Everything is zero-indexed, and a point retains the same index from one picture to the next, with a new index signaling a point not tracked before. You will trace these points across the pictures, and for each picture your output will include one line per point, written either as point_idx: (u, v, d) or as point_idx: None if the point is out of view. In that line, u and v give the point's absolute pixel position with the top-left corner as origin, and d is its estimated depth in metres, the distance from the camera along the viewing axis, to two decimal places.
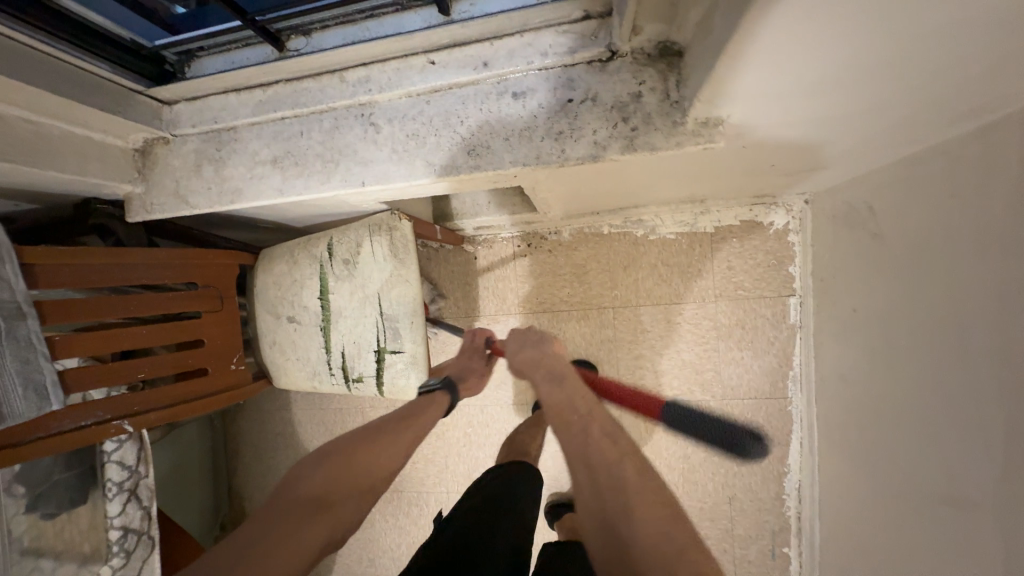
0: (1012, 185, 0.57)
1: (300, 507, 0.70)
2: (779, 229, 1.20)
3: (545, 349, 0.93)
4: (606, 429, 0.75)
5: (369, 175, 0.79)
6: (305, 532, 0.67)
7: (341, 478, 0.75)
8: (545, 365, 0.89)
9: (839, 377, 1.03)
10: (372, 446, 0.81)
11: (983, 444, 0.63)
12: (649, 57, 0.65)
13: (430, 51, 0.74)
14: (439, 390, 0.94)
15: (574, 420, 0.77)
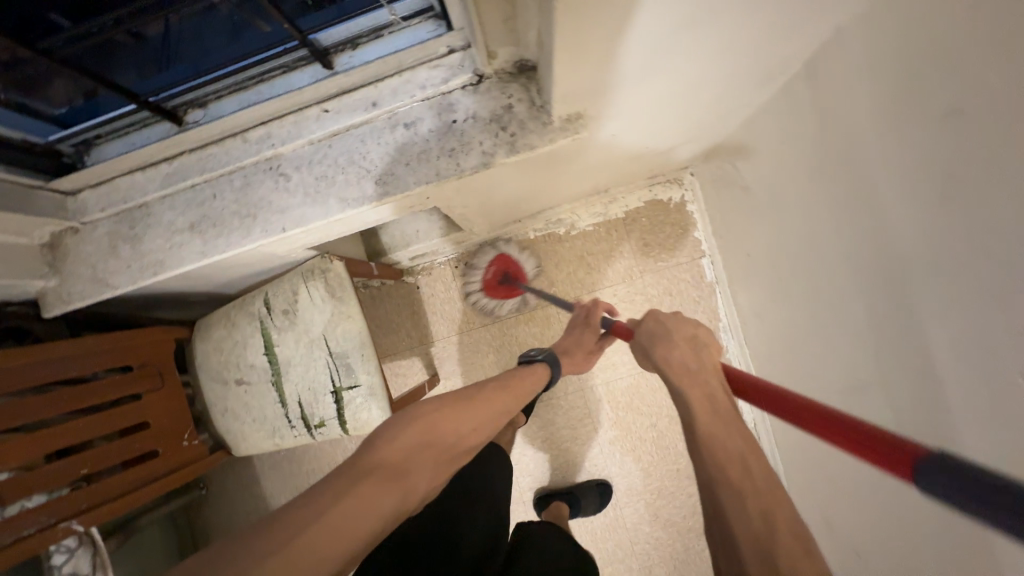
0: (838, 117, 0.71)
1: (379, 472, 0.61)
2: (678, 202, 1.35)
3: (702, 355, 0.66)
4: (798, 527, 0.46)
5: (286, 220, 0.72)
6: (378, 501, 0.57)
7: (426, 446, 0.68)
8: (701, 381, 0.62)
9: (757, 316, 1.19)
10: (460, 415, 0.76)
11: (884, 324, 0.74)
12: (512, 75, 0.68)
13: (323, 101, 0.71)
14: (543, 364, 0.96)
15: (752, 499, 0.48)
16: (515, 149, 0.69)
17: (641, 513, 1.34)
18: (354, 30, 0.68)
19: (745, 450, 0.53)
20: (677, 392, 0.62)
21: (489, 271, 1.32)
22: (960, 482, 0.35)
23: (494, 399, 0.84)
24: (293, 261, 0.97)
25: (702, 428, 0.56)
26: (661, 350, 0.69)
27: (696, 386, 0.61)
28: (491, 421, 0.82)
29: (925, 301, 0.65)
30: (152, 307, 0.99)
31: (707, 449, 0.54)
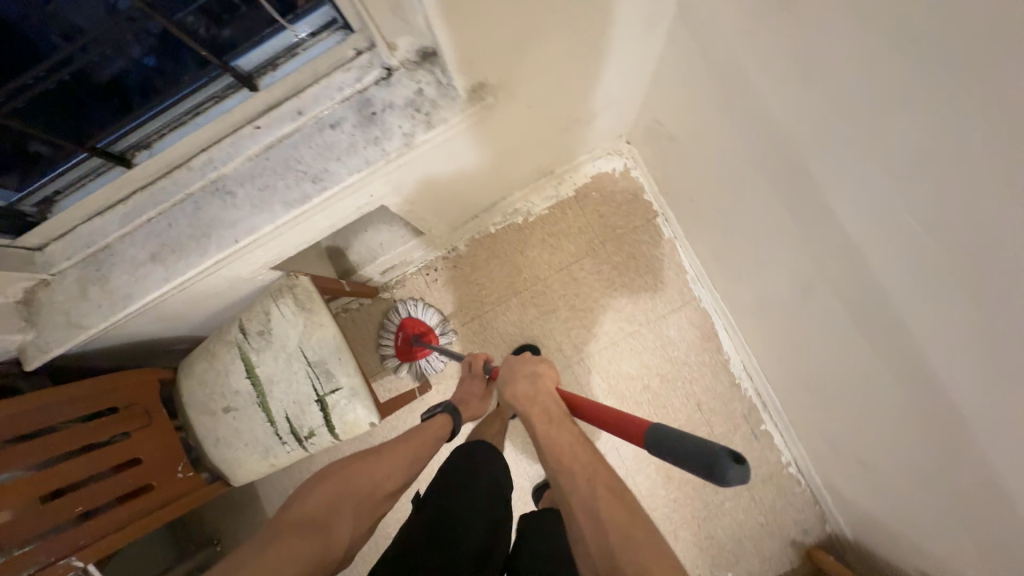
0: (719, 41, 0.78)
1: (301, 525, 0.75)
2: (621, 170, 1.42)
3: (540, 384, 0.90)
4: (611, 484, 0.73)
5: (238, 233, 0.78)
6: (305, 545, 0.72)
7: (343, 497, 0.83)
8: (541, 403, 0.88)
9: (715, 256, 1.23)
10: (371, 465, 0.89)
11: (810, 218, 0.78)
12: (417, 63, 0.76)
13: (253, 119, 0.77)
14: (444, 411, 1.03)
15: (579, 472, 0.76)
16: (433, 124, 0.76)
17: (654, 478, 1.33)
18: (271, 52, 0.75)
19: (575, 445, 0.80)
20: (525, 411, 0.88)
21: (399, 337, 1.37)
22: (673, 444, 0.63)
23: (405, 448, 0.94)
24: (260, 283, 1.02)
25: (541, 434, 0.83)
26: (506, 387, 0.93)
27: (534, 408, 0.88)
28: (409, 467, 0.93)
29: (829, 182, 0.70)
30: (134, 353, 1.03)
31: (548, 443, 0.82)
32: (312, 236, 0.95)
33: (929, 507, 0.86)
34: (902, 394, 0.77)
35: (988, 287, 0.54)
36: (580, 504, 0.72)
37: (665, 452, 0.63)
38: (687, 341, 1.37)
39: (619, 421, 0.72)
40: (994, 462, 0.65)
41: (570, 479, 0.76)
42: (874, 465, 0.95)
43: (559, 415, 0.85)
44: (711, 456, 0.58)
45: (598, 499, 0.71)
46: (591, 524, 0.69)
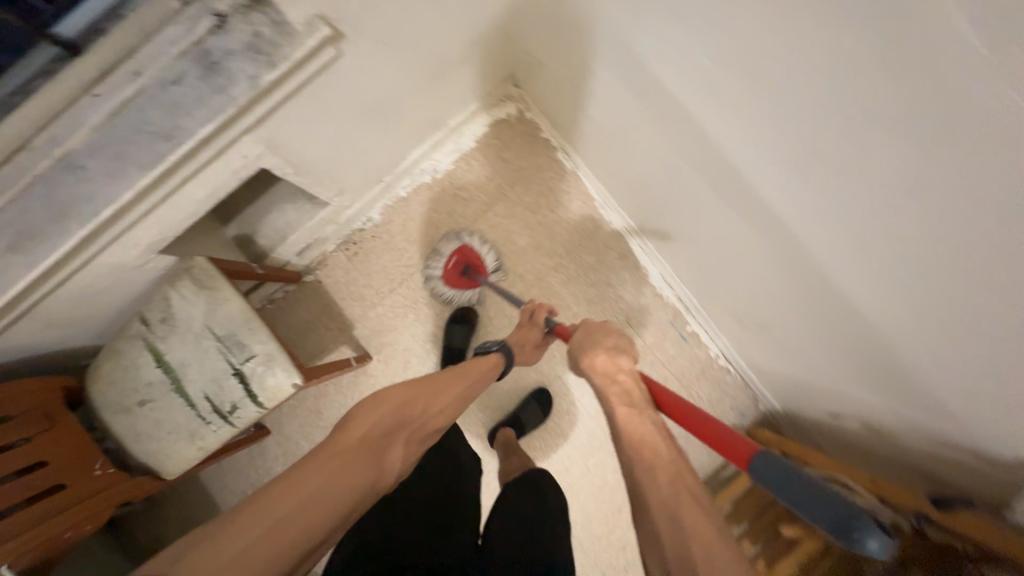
0: None
1: (361, 449, 0.73)
2: (516, 115, 1.44)
3: (619, 362, 0.89)
4: (694, 488, 0.67)
5: (99, 203, 0.78)
6: (363, 471, 0.70)
7: (401, 424, 0.80)
8: (617, 381, 0.85)
9: (609, 173, 1.28)
10: (426, 399, 0.86)
11: (660, 97, 0.83)
12: (248, 6, 0.73)
13: (92, 88, 0.73)
14: (499, 353, 1.04)
15: (661, 469, 0.69)
16: (275, 64, 0.78)
17: None
18: (94, 15, 0.72)
19: (661, 436, 0.74)
20: (600, 390, 0.86)
21: (451, 261, 1.37)
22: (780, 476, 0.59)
23: (457, 383, 0.92)
24: (154, 272, 0.99)
25: (618, 419, 0.79)
26: (586, 356, 0.91)
27: (615, 386, 0.85)
28: (456, 403, 0.90)
29: (671, 50, 0.73)
30: (29, 368, 0.98)
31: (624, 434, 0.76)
32: (194, 210, 0.93)
33: (805, 347, 0.95)
34: (767, 243, 0.84)
35: (793, 97, 0.59)
36: (659, 504, 0.66)
37: (780, 487, 0.59)
38: (607, 264, 1.42)
39: (720, 439, 0.69)
40: (848, 272, 0.72)
41: (649, 473, 0.69)
42: (770, 326, 1.03)
43: (641, 400, 0.82)
44: (848, 514, 0.53)
45: (679, 497, 0.65)
46: (668, 522, 0.64)
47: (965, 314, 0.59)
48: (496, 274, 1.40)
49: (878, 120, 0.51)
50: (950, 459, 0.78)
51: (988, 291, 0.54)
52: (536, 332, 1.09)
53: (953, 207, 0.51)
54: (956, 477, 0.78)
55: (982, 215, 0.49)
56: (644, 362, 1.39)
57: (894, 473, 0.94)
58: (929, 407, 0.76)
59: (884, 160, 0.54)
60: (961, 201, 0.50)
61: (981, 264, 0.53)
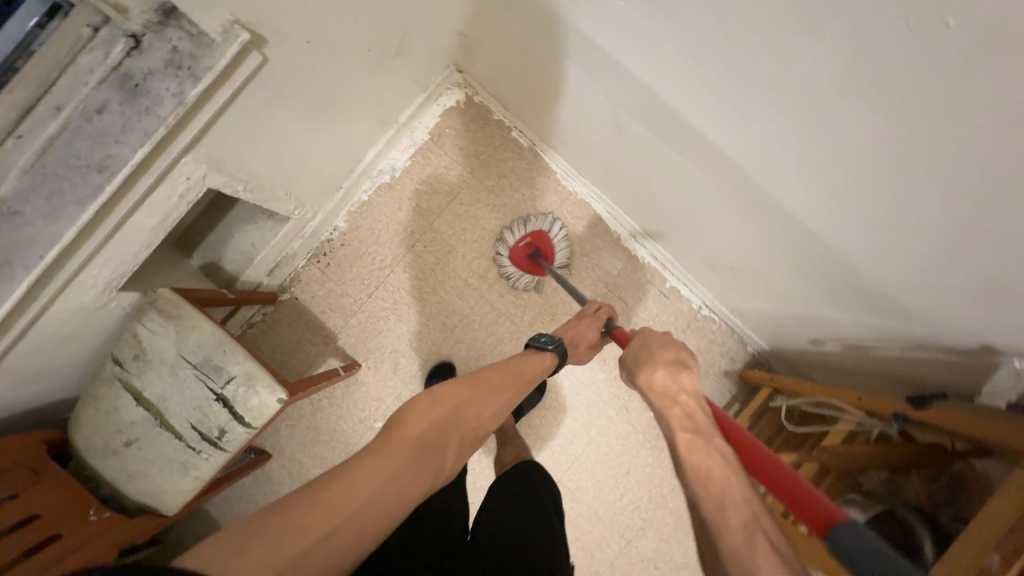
0: None
1: (420, 447, 0.72)
2: (465, 100, 1.43)
3: (683, 381, 0.82)
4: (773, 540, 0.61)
5: (39, 246, 0.75)
6: (421, 470, 0.70)
7: (454, 424, 0.78)
8: (680, 405, 0.79)
9: (563, 142, 1.27)
10: (479, 399, 0.84)
11: (591, 54, 0.84)
12: (162, 22, 0.73)
13: (13, 130, 0.73)
14: (553, 352, 1.00)
15: (733, 518, 0.63)
16: (198, 77, 0.75)
17: (592, 366, 1.40)
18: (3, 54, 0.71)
19: (729, 477, 0.68)
20: (659, 412, 0.80)
21: (524, 241, 1.38)
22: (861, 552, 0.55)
23: (508, 378, 0.92)
24: (119, 310, 0.98)
25: (680, 451, 0.73)
26: (644, 372, 0.86)
27: (677, 409, 0.79)
28: (506, 404, 0.89)
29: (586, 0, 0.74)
30: (9, 427, 0.96)
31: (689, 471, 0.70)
32: (146, 240, 0.92)
33: (776, 279, 0.96)
34: (719, 181, 0.85)
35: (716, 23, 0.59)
36: (731, 556, 0.61)
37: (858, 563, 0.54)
38: (579, 233, 1.42)
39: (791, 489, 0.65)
40: (802, 194, 0.72)
41: (720, 518, 0.64)
42: (741, 266, 1.04)
43: (707, 426, 0.76)
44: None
45: (753, 547, 0.60)
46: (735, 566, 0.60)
47: (932, 220, 0.59)
48: (563, 267, 1.40)
49: (805, 28, 0.51)
50: (924, 360, 0.80)
51: (922, 183, 0.56)
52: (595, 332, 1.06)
53: (874, 107, 0.53)
54: (930, 373, 0.82)
55: (899, 107, 0.51)
56: (629, 324, 1.40)
57: (877, 385, 0.97)
58: (893, 316, 0.78)
59: (799, 75, 0.56)
60: (874, 98, 0.52)
61: (918, 159, 0.54)
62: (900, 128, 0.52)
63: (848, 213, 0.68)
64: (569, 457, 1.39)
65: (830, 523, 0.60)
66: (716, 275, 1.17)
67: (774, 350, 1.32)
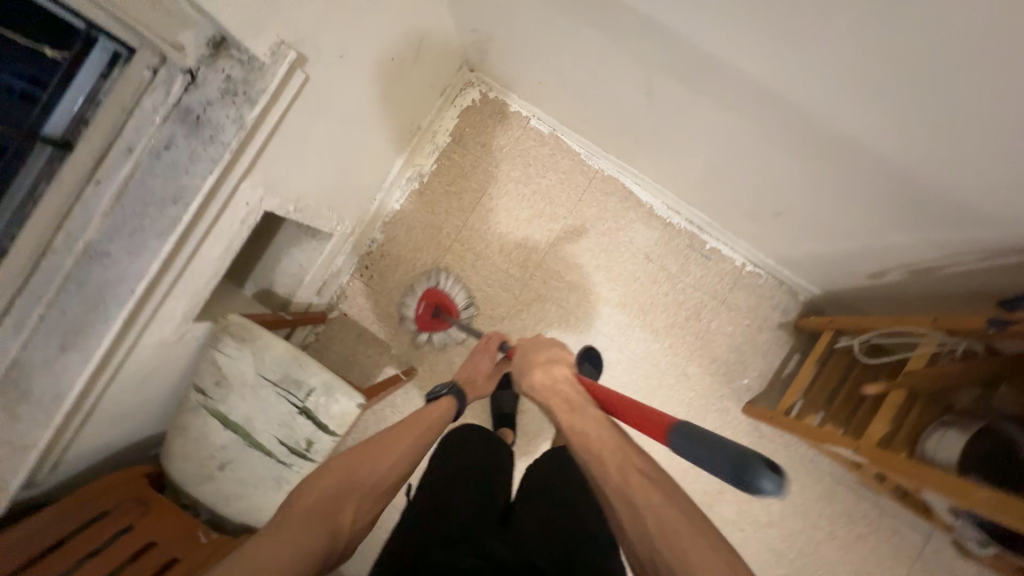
0: None
1: (299, 522, 0.67)
2: (480, 97, 1.46)
3: (555, 372, 0.89)
4: (639, 465, 0.67)
5: (130, 282, 0.79)
6: (302, 546, 0.64)
7: (344, 489, 0.73)
8: (557, 390, 0.86)
9: (585, 121, 1.29)
10: (374, 454, 0.78)
11: (610, 26, 0.87)
12: (213, 54, 0.78)
13: (92, 177, 0.78)
14: (448, 393, 1.01)
15: (608, 457, 0.69)
16: (254, 99, 0.78)
17: (645, 338, 1.41)
18: (74, 108, 0.76)
19: (600, 427, 0.74)
20: (541, 402, 0.87)
21: (421, 307, 1.38)
22: (691, 447, 0.63)
23: (412, 428, 0.86)
24: (195, 341, 1.01)
25: (563, 423, 0.79)
26: (522, 374, 0.93)
27: (554, 397, 0.84)
28: (414, 456, 0.83)
29: None
30: (109, 466, 1.01)
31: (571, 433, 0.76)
32: (214, 269, 0.95)
33: (825, 215, 0.97)
34: (758, 126, 0.86)
35: None
36: (614, 489, 0.66)
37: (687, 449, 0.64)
38: (611, 208, 1.43)
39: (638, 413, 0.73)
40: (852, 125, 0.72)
41: (599, 465, 0.69)
42: (787, 210, 1.04)
43: (579, 400, 0.81)
44: (743, 465, 0.57)
45: (626, 480, 0.66)
46: (621, 504, 0.64)
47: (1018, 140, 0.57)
48: (468, 310, 1.41)
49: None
50: (1003, 267, 0.80)
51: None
52: (489, 357, 1.11)
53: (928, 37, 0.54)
54: (1012, 280, 0.81)
55: (983, 18, 0.48)
56: (674, 291, 1.41)
57: (951, 302, 0.96)
58: (963, 229, 0.77)
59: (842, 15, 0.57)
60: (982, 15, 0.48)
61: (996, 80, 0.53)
62: (1002, 39, 0.49)
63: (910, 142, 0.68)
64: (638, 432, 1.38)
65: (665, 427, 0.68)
66: (761, 225, 1.17)
67: (826, 295, 1.32)
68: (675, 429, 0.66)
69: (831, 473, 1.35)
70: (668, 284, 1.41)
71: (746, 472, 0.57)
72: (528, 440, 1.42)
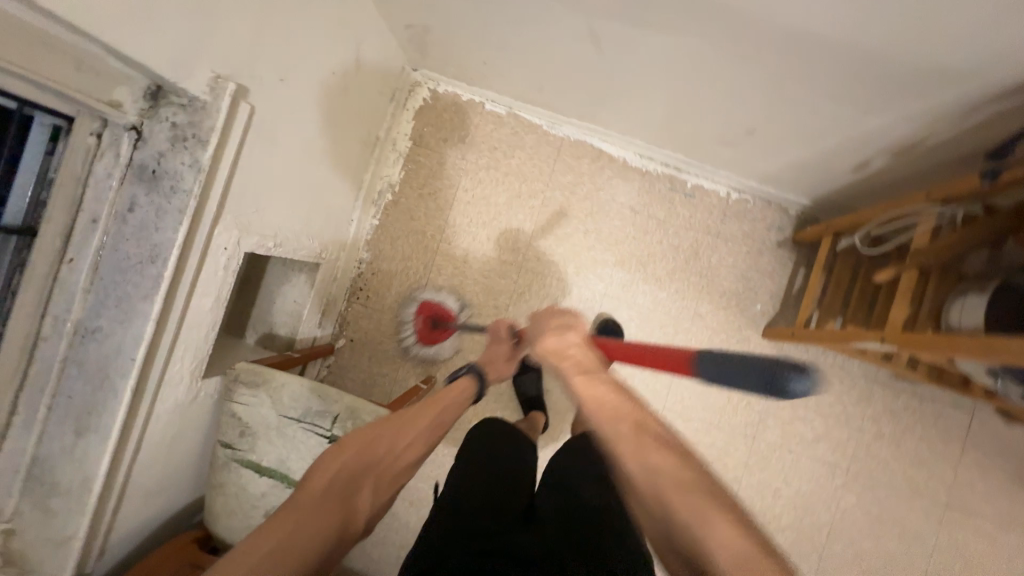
0: None
1: (326, 496, 0.70)
2: (430, 95, 1.44)
3: (569, 337, 0.77)
4: (659, 431, 0.59)
5: (127, 351, 0.78)
6: (330, 518, 0.67)
7: (366, 465, 0.76)
8: (570, 353, 0.74)
9: (539, 90, 1.28)
10: (393, 432, 0.82)
11: None
12: (152, 105, 0.76)
13: (64, 256, 0.77)
14: (466, 374, 1.00)
15: (624, 422, 0.60)
16: (204, 140, 0.77)
17: (651, 290, 1.40)
18: (28, 192, 0.73)
19: (615, 391, 0.65)
20: (552, 369, 0.74)
21: (419, 320, 1.39)
22: (718, 368, 0.65)
23: (429, 408, 0.89)
24: (210, 398, 1.00)
25: (575, 384, 0.67)
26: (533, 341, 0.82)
27: (566, 362, 0.73)
28: (428, 434, 0.86)
29: None
30: (155, 541, 0.99)
31: (583, 395, 0.65)
32: (210, 321, 0.93)
33: (793, 119, 0.96)
34: (706, 45, 0.85)
35: None
36: (628, 455, 0.56)
37: (719, 376, 0.65)
38: (585, 171, 1.42)
39: (656, 355, 0.73)
40: (799, 20, 0.71)
41: (613, 428, 0.60)
42: (758, 124, 1.03)
43: (595, 363, 0.71)
44: (770, 370, 0.59)
45: (643, 443, 0.57)
46: (639, 470, 0.55)
47: None
48: (465, 313, 1.41)
49: None
50: (982, 123, 0.79)
51: None
52: (507, 344, 1.05)
53: None
54: (994, 132, 0.81)
55: None
56: (668, 236, 1.40)
57: (941, 171, 0.96)
58: (934, 95, 0.76)
59: None
60: None
61: None
62: None
63: (868, 21, 0.67)
64: (667, 382, 1.38)
65: (685, 359, 0.69)
66: (736, 147, 1.17)
67: (817, 202, 1.31)
68: (700, 357, 0.67)
69: (864, 374, 1.35)
70: (660, 231, 1.40)
71: (778, 378, 0.58)
72: (562, 416, 1.41)
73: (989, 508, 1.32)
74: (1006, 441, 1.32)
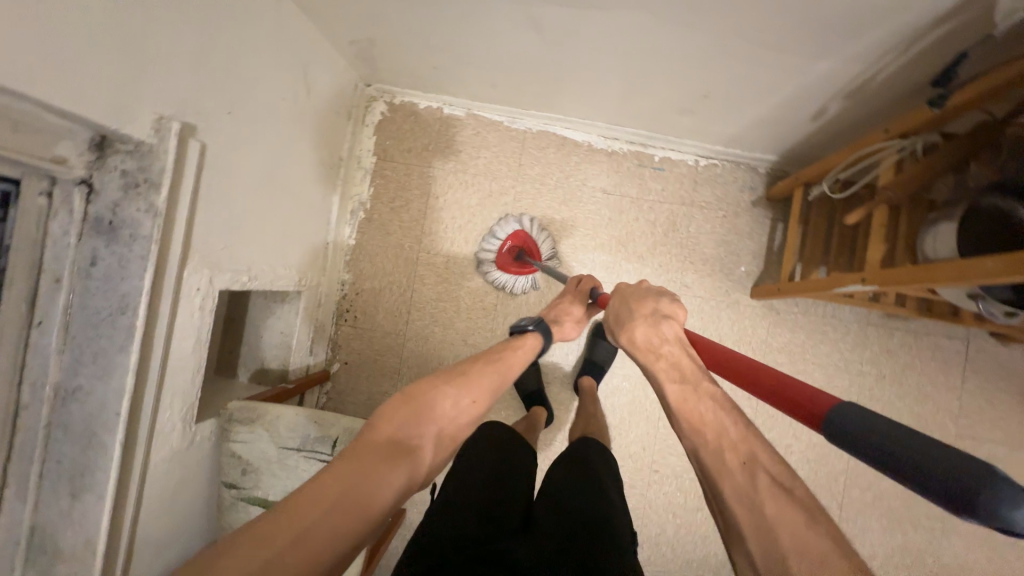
0: None
1: (391, 447, 0.64)
2: (388, 108, 1.44)
3: (666, 329, 0.76)
4: (775, 475, 0.56)
5: (110, 407, 0.76)
6: (396, 472, 0.61)
7: (428, 418, 0.71)
8: (664, 351, 0.73)
9: (494, 87, 1.28)
10: (457, 389, 0.76)
11: None
12: (99, 156, 0.75)
13: (32, 320, 0.76)
14: (535, 332, 0.97)
15: (729, 455, 0.59)
16: (157, 184, 0.76)
17: (635, 268, 1.40)
18: None
19: (721, 412, 0.63)
20: (647, 369, 0.73)
21: (506, 245, 1.35)
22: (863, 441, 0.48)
23: (490, 368, 0.84)
24: (206, 441, 0.99)
25: (671, 395, 0.67)
26: (624, 332, 0.79)
27: (661, 362, 0.72)
28: (489, 393, 0.81)
29: None
30: None
31: (678, 408, 0.65)
32: (195, 364, 0.92)
33: (743, 77, 0.97)
34: (645, 17, 0.85)
35: None
36: (734, 491, 0.56)
37: (855, 444, 0.48)
38: (553, 160, 1.42)
39: (789, 388, 0.58)
40: None
41: (719, 459, 0.59)
42: (711, 87, 1.03)
43: (694, 368, 0.69)
44: (955, 478, 0.40)
45: (756, 486, 0.55)
46: (748, 515, 0.54)
47: None
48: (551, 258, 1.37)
49: None
50: (927, 52, 0.80)
51: None
52: (580, 304, 1.08)
53: None
54: (940, 61, 0.81)
55: None
56: (643, 212, 1.40)
57: (897, 106, 0.96)
58: (875, 32, 0.77)
59: None
60: None
61: None
62: None
63: None
64: None
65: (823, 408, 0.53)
66: (695, 114, 1.17)
67: (783, 157, 1.32)
68: (840, 415, 0.51)
69: (856, 319, 1.36)
70: (635, 209, 1.40)
71: (962, 493, 0.39)
72: (565, 407, 1.41)
73: (999, 433, 1.32)
74: (1004, 365, 1.33)
